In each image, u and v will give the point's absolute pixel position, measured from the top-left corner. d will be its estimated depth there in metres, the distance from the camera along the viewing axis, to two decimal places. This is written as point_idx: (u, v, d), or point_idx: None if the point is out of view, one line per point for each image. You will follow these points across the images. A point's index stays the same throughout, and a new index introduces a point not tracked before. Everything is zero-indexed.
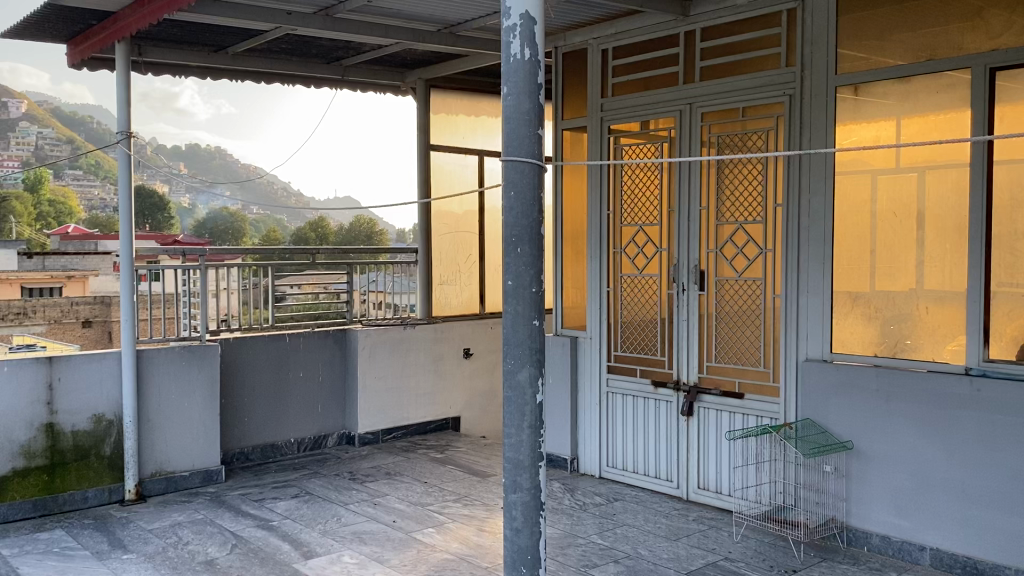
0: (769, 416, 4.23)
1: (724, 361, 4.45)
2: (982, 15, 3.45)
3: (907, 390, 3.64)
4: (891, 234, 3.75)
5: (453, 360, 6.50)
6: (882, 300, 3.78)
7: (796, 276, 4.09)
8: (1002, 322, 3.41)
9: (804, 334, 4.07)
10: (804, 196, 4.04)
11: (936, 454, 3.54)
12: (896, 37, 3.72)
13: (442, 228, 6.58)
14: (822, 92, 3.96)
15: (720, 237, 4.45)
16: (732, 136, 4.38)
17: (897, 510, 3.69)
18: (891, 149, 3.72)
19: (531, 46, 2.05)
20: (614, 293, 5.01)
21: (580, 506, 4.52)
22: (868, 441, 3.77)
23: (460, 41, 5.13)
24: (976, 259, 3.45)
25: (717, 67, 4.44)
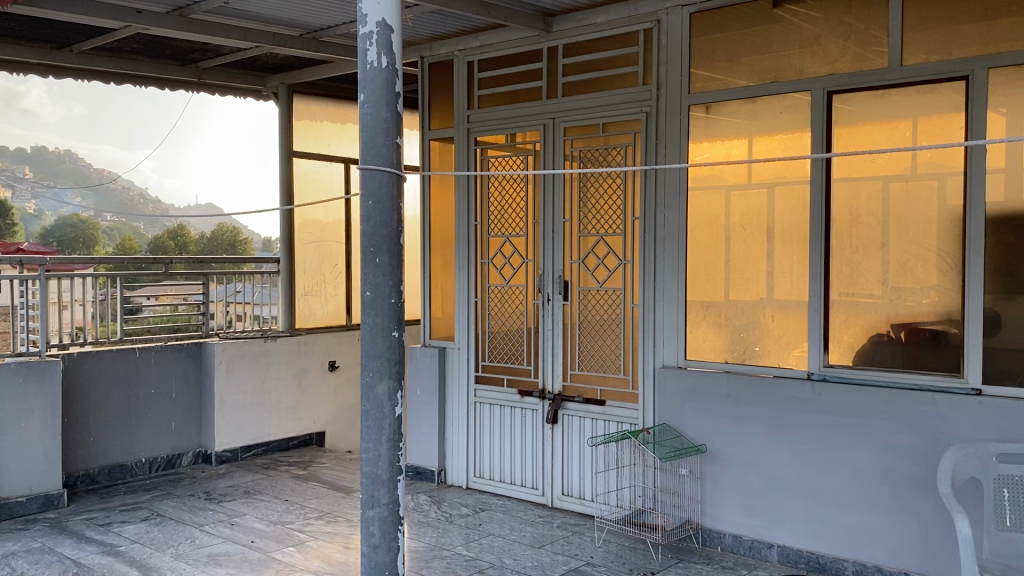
0: (629, 422, 4.36)
1: (587, 368, 4.54)
2: (820, 41, 3.69)
3: (755, 395, 3.82)
4: (741, 246, 3.94)
5: (317, 373, 6.35)
6: (732, 309, 3.97)
7: (653, 287, 4.23)
8: (840, 329, 3.66)
9: (661, 343, 4.22)
10: (660, 211, 4.19)
11: (782, 456, 3.74)
12: (743, 59, 3.92)
13: (306, 236, 6.45)
14: (676, 111, 4.12)
15: (582, 248, 4.54)
16: (593, 151, 4.49)
17: (747, 510, 3.86)
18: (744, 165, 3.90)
19: (388, 54, 2.10)
20: (481, 303, 5.02)
21: (446, 518, 4.49)
22: (720, 444, 3.94)
23: (323, 47, 5.04)
24: (817, 270, 3.69)
25: (579, 84, 4.55)
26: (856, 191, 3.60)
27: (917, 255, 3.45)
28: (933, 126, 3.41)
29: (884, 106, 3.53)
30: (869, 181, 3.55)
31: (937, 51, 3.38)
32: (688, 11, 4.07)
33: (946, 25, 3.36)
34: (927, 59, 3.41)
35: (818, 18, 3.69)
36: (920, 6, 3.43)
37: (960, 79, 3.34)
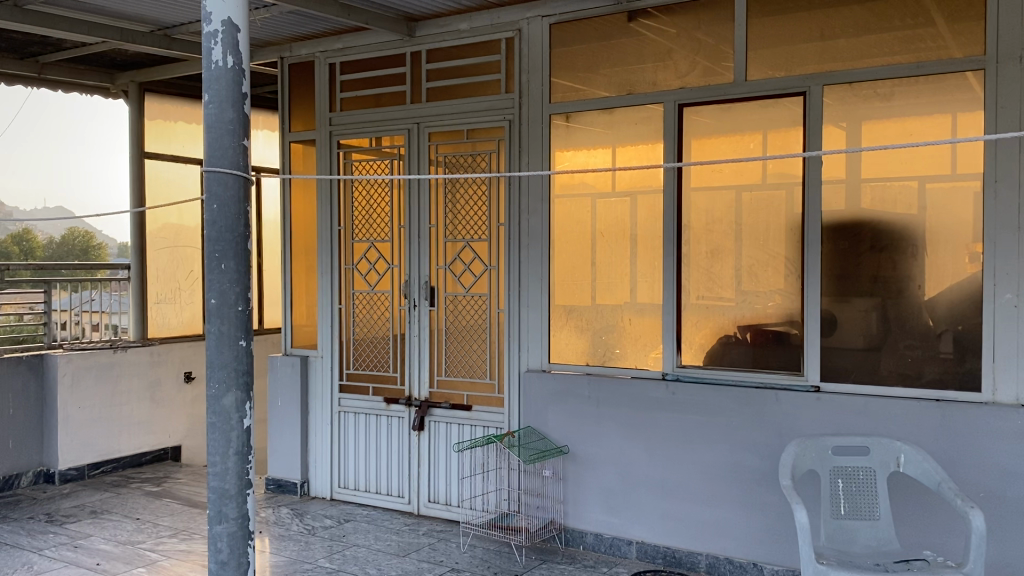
0: (494, 426, 4.39)
1: (454, 374, 4.54)
2: (672, 56, 3.84)
3: (614, 396, 3.93)
4: (602, 251, 4.04)
5: (172, 385, 6.08)
6: (593, 313, 4.07)
7: (518, 292, 4.28)
8: (692, 331, 3.82)
9: (525, 347, 4.27)
10: (525, 216, 4.24)
11: (640, 454, 3.86)
12: (601, 70, 4.03)
13: (159, 241, 6.16)
14: (538, 119, 4.19)
15: (448, 253, 4.54)
16: (458, 156, 4.50)
17: (608, 508, 3.96)
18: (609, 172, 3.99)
19: (233, 54, 2.27)
20: (345, 310, 4.92)
21: (309, 531, 4.39)
22: (582, 446, 4.02)
23: (175, 44, 4.83)
24: (671, 275, 3.84)
25: (443, 89, 4.55)
26: (707, 199, 3.76)
27: (762, 260, 3.64)
28: (775, 139, 3.61)
29: (731, 119, 3.71)
30: (719, 190, 3.73)
31: (779, 68, 3.59)
32: (548, 22, 4.16)
33: (787, 44, 3.57)
34: (770, 75, 3.61)
35: (670, 32, 3.84)
36: (763, 26, 3.63)
37: (799, 95, 3.56)
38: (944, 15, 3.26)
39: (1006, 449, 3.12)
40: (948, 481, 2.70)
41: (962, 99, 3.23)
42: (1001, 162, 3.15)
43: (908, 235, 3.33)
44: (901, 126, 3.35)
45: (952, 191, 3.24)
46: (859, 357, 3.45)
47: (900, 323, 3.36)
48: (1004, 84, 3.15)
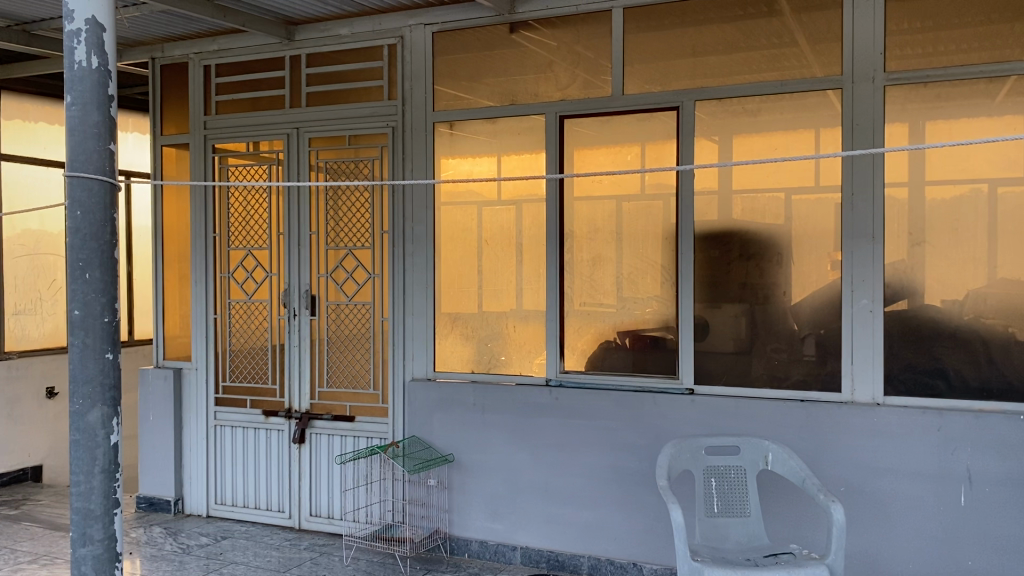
0: (378, 437, 4.34)
1: (336, 385, 4.46)
2: (553, 68, 3.91)
3: (498, 404, 3.96)
4: (486, 259, 4.07)
5: (31, 401, 5.75)
6: (477, 321, 4.09)
7: (401, 300, 4.25)
8: (574, 338, 3.90)
9: (410, 356, 4.24)
10: (408, 224, 4.22)
11: (524, 460, 3.91)
12: (484, 79, 4.06)
13: (17, 249, 5.77)
14: (421, 126, 4.18)
15: (330, 261, 4.46)
16: (340, 163, 4.44)
17: (492, 514, 3.98)
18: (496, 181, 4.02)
19: (98, 54, 2.17)
20: (221, 320, 4.76)
21: (184, 550, 4.22)
22: (466, 454, 4.03)
23: (34, 40, 4.57)
24: (554, 283, 3.90)
25: (324, 94, 4.47)
26: (588, 209, 3.85)
27: (640, 268, 3.76)
28: (651, 151, 3.74)
29: (610, 131, 3.81)
30: (599, 200, 3.82)
31: (654, 83, 3.72)
32: (430, 30, 4.16)
33: (661, 60, 3.71)
34: (646, 89, 3.73)
35: (551, 45, 3.92)
36: (639, 41, 3.75)
37: (673, 109, 3.69)
38: (806, 37, 3.46)
39: (863, 446, 3.32)
40: (811, 476, 2.84)
41: (823, 116, 3.43)
42: (857, 176, 3.36)
43: (775, 244, 3.51)
44: (767, 141, 3.53)
45: (814, 203, 3.44)
46: (731, 360, 3.60)
47: (768, 328, 3.53)
48: (860, 103, 3.36)
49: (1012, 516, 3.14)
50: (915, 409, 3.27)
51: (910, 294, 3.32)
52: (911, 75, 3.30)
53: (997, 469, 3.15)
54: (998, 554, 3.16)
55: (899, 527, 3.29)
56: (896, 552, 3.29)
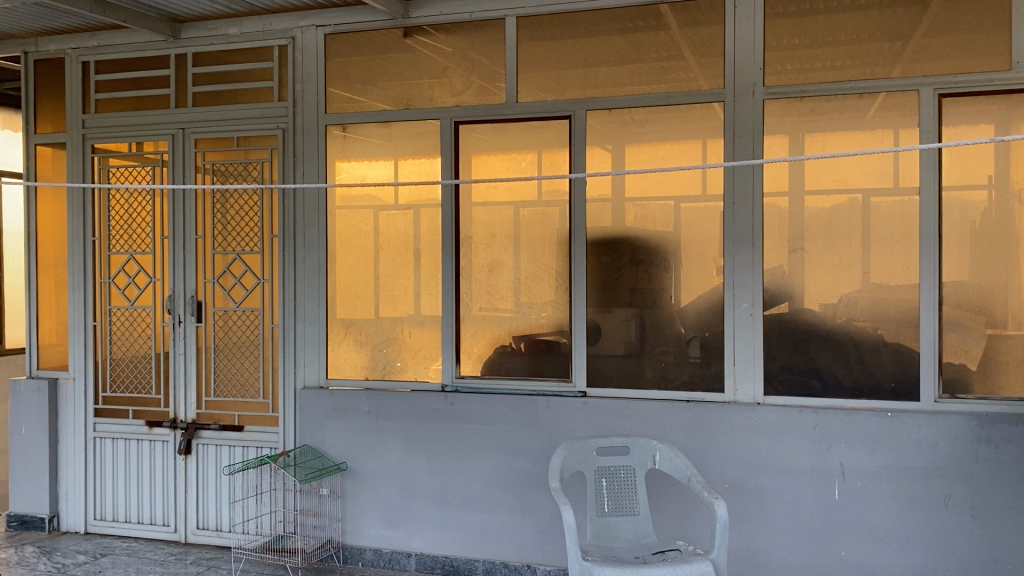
0: (268, 446, 4.24)
1: (224, 394, 4.34)
2: (447, 73, 3.93)
3: (392, 410, 3.93)
4: (381, 265, 4.05)
5: None
6: (372, 327, 4.06)
7: (292, 306, 4.17)
8: (470, 343, 3.91)
9: (301, 363, 4.16)
10: (299, 229, 4.15)
11: (419, 466, 3.89)
12: (378, 83, 4.04)
13: None
14: (313, 129, 4.12)
15: (217, 266, 4.33)
16: (228, 165, 4.32)
17: (386, 522, 3.95)
18: (392, 187, 4.00)
19: None
20: (101, 328, 4.55)
21: (59, 569, 4.01)
22: (360, 461, 3.98)
23: None
24: (449, 288, 3.91)
25: (211, 93, 4.35)
26: (483, 214, 3.87)
27: (534, 273, 3.80)
28: (544, 158, 3.80)
29: (504, 137, 3.85)
30: (494, 206, 3.85)
31: (547, 91, 3.78)
32: (322, 32, 4.11)
33: (554, 68, 3.77)
34: (539, 97, 3.78)
35: (445, 51, 3.93)
36: (532, 49, 3.80)
37: (564, 117, 3.76)
38: (692, 51, 3.59)
39: (745, 444, 3.46)
40: (696, 474, 2.93)
41: (708, 127, 3.57)
42: (739, 186, 3.50)
43: (663, 250, 3.62)
44: (655, 151, 3.64)
45: (700, 210, 3.56)
46: (622, 364, 3.68)
47: (656, 331, 3.63)
48: (742, 115, 3.51)
49: (881, 507, 3.33)
50: (793, 407, 3.43)
51: (788, 299, 3.48)
52: (789, 89, 3.46)
53: (867, 463, 3.34)
54: (868, 544, 3.35)
55: (778, 521, 3.44)
56: (775, 545, 3.45)
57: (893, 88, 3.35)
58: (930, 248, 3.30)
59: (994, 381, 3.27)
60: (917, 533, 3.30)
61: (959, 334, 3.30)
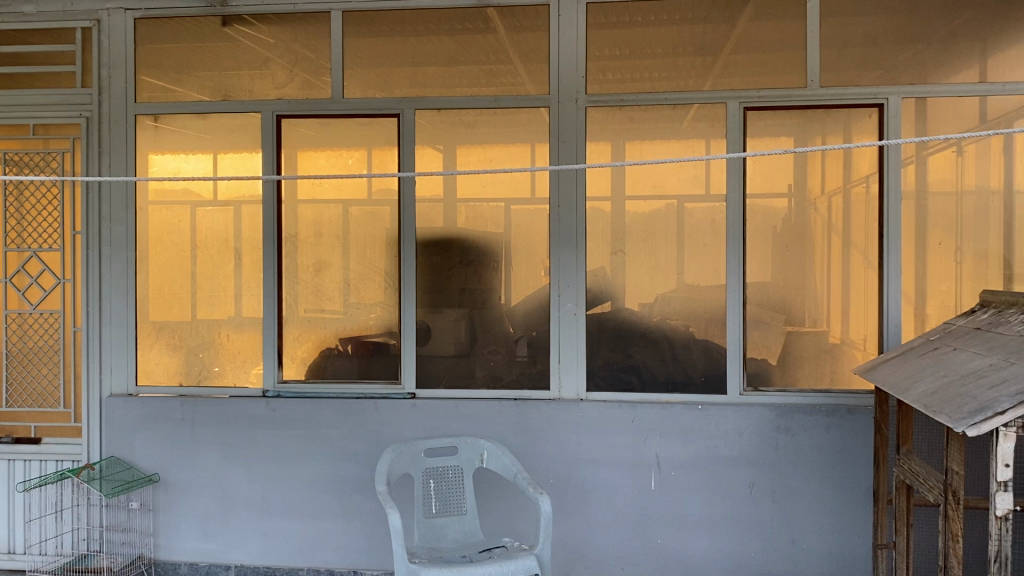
0: (70, 459, 3.93)
1: (18, 405, 3.96)
2: (269, 65, 3.79)
3: (209, 417, 3.75)
4: (198, 264, 3.84)
5: None
6: (187, 330, 3.85)
7: (97, 308, 3.87)
8: (293, 346, 3.79)
9: (107, 369, 3.88)
10: (105, 225, 3.86)
11: (238, 475, 3.73)
12: (194, 72, 3.83)
13: None
14: (121, 119, 3.84)
15: (9, 265, 3.95)
16: (23, 154, 3.96)
17: (203, 534, 3.76)
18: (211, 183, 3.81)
19: None
20: None
21: None
22: (174, 472, 3.76)
23: None
24: (271, 288, 3.77)
25: (3, 75, 3.97)
26: (308, 213, 3.77)
27: (361, 273, 3.74)
28: (371, 156, 3.75)
29: (329, 134, 3.76)
30: (319, 204, 3.75)
31: (374, 88, 3.72)
32: (132, 16, 3.84)
33: (381, 66, 3.72)
34: (366, 94, 3.72)
35: (267, 42, 3.79)
36: (358, 45, 3.73)
37: (392, 116, 3.72)
38: (518, 55, 3.65)
39: (569, 440, 3.56)
40: (522, 472, 2.97)
41: (534, 131, 3.64)
42: (563, 188, 3.59)
43: (490, 251, 3.66)
44: (481, 153, 3.67)
45: (527, 212, 3.63)
46: (450, 364, 3.69)
47: (484, 331, 3.67)
48: (566, 120, 3.61)
49: (693, 495, 3.52)
50: (612, 403, 3.56)
51: (610, 298, 3.61)
52: (610, 97, 3.59)
53: (680, 454, 3.52)
54: (681, 531, 3.54)
55: (599, 513, 3.57)
56: (597, 537, 3.57)
57: (705, 100, 3.55)
58: (737, 252, 3.53)
59: (791, 374, 3.54)
60: (726, 518, 3.51)
61: (761, 331, 3.54)
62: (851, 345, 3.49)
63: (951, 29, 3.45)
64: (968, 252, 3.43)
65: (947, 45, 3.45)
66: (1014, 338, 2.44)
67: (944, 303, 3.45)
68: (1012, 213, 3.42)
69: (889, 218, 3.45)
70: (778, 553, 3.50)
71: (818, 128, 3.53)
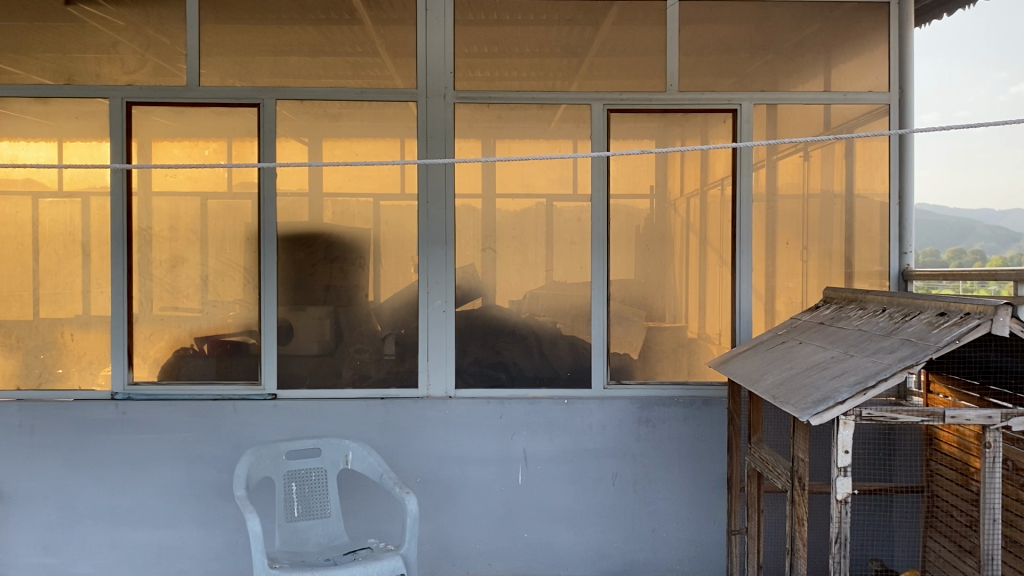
0: None
1: None
2: (117, 48, 3.56)
3: (52, 422, 3.50)
4: (38, 259, 3.58)
5: None
6: (26, 329, 3.58)
7: None
8: (145, 346, 3.59)
9: None
10: None
11: (83, 483, 3.51)
12: (33, 53, 3.57)
13: None
14: None
15: None
16: None
17: (43, 548, 3.52)
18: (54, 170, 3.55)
19: None
20: None
21: None
22: (11, 482, 3.50)
23: None
24: (120, 285, 3.55)
25: None
26: (162, 206, 3.58)
27: (220, 270, 3.59)
28: (231, 148, 3.60)
29: (185, 122, 3.59)
30: (174, 197, 3.57)
31: (233, 76, 3.57)
32: None
33: (240, 54, 3.58)
34: (225, 82, 3.57)
35: (116, 24, 3.57)
36: (216, 32, 3.58)
37: (253, 106, 3.59)
38: (385, 49, 3.59)
39: (436, 438, 3.55)
40: (388, 472, 2.93)
41: (401, 126, 3.60)
42: (431, 184, 3.57)
43: (356, 247, 3.59)
44: (348, 146, 3.60)
45: (394, 208, 3.58)
46: (313, 363, 3.59)
47: (350, 329, 3.59)
48: (433, 116, 3.58)
49: (558, 489, 3.58)
50: (481, 400, 3.56)
51: (480, 295, 3.60)
52: (478, 94, 3.59)
53: (546, 448, 3.57)
54: (547, 525, 3.58)
55: (466, 510, 3.57)
56: (463, 534, 3.57)
57: (571, 101, 3.61)
58: (601, 250, 3.61)
59: (652, 368, 3.64)
60: (590, 510, 3.59)
61: (624, 326, 3.63)
62: (707, 339, 3.64)
63: (799, 41, 3.65)
64: (813, 251, 3.64)
65: (796, 56, 3.65)
66: (853, 332, 2.61)
67: (792, 300, 3.64)
68: (852, 215, 3.66)
69: (742, 218, 3.62)
70: (639, 542, 3.60)
71: (678, 131, 3.66)
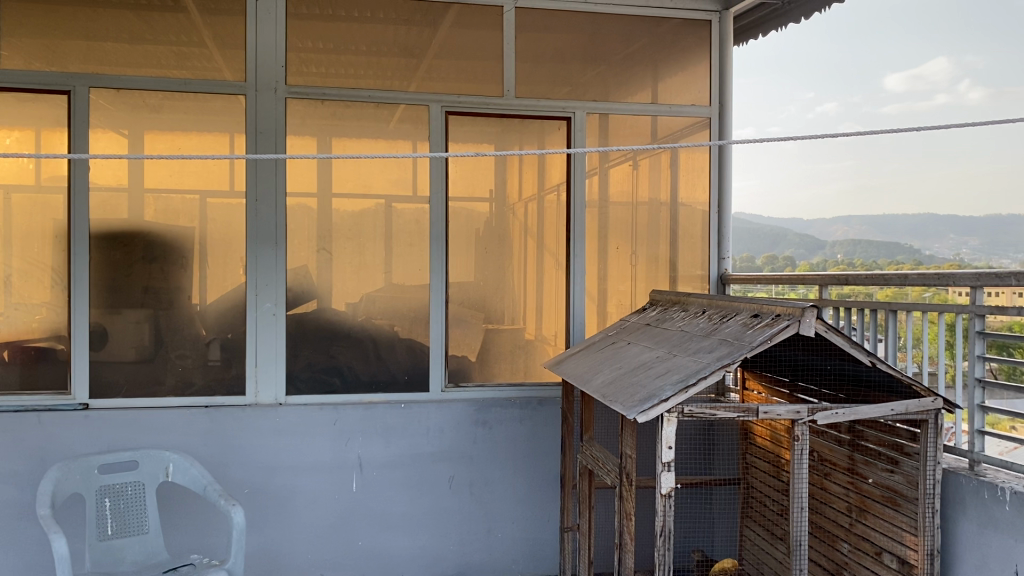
0: None
1: None
2: None
3: None
4: None
5: None
6: None
7: None
8: None
9: None
10: None
11: None
12: None
13: None
14: None
15: None
16: None
17: None
18: None
19: None
20: None
21: None
22: None
23: None
24: None
25: None
26: None
27: (24, 270, 3.29)
28: (38, 137, 3.31)
29: None
30: None
31: (41, 60, 3.29)
32: None
33: (48, 36, 3.30)
34: (30, 66, 3.28)
35: None
36: (21, 11, 3.28)
37: (62, 93, 3.32)
38: (213, 39, 3.42)
39: (265, 446, 3.41)
40: (212, 483, 2.78)
41: (229, 120, 3.44)
42: (260, 182, 3.43)
43: (179, 246, 3.40)
44: (170, 140, 3.40)
45: (222, 206, 3.42)
46: (131, 370, 3.36)
47: (172, 334, 3.39)
48: (263, 111, 3.44)
49: (394, 494, 3.53)
50: (314, 406, 3.46)
51: (315, 297, 3.50)
52: (311, 90, 3.49)
53: (381, 454, 3.51)
54: (382, 531, 3.53)
55: (298, 519, 3.45)
56: (295, 544, 3.45)
57: (409, 101, 3.58)
58: (439, 252, 3.60)
59: (489, 370, 3.67)
60: (426, 514, 3.57)
61: (462, 328, 3.64)
62: (544, 341, 3.71)
63: (628, 53, 3.79)
64: (642, 255, 3.80)
65: (625, 67, 3.79)
66: (676, 333, 2.73)
67: (622, 302, 3.77)
68: (676, 221, 3.84)
69: (576, 222, 3.71)
70: (474, 544, 3.62)
71: (515, 136, 3.70)
